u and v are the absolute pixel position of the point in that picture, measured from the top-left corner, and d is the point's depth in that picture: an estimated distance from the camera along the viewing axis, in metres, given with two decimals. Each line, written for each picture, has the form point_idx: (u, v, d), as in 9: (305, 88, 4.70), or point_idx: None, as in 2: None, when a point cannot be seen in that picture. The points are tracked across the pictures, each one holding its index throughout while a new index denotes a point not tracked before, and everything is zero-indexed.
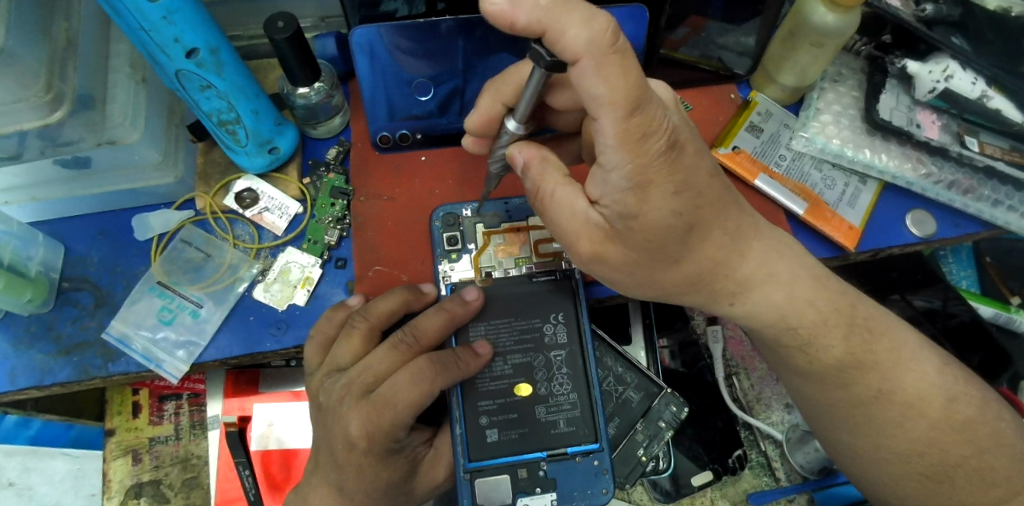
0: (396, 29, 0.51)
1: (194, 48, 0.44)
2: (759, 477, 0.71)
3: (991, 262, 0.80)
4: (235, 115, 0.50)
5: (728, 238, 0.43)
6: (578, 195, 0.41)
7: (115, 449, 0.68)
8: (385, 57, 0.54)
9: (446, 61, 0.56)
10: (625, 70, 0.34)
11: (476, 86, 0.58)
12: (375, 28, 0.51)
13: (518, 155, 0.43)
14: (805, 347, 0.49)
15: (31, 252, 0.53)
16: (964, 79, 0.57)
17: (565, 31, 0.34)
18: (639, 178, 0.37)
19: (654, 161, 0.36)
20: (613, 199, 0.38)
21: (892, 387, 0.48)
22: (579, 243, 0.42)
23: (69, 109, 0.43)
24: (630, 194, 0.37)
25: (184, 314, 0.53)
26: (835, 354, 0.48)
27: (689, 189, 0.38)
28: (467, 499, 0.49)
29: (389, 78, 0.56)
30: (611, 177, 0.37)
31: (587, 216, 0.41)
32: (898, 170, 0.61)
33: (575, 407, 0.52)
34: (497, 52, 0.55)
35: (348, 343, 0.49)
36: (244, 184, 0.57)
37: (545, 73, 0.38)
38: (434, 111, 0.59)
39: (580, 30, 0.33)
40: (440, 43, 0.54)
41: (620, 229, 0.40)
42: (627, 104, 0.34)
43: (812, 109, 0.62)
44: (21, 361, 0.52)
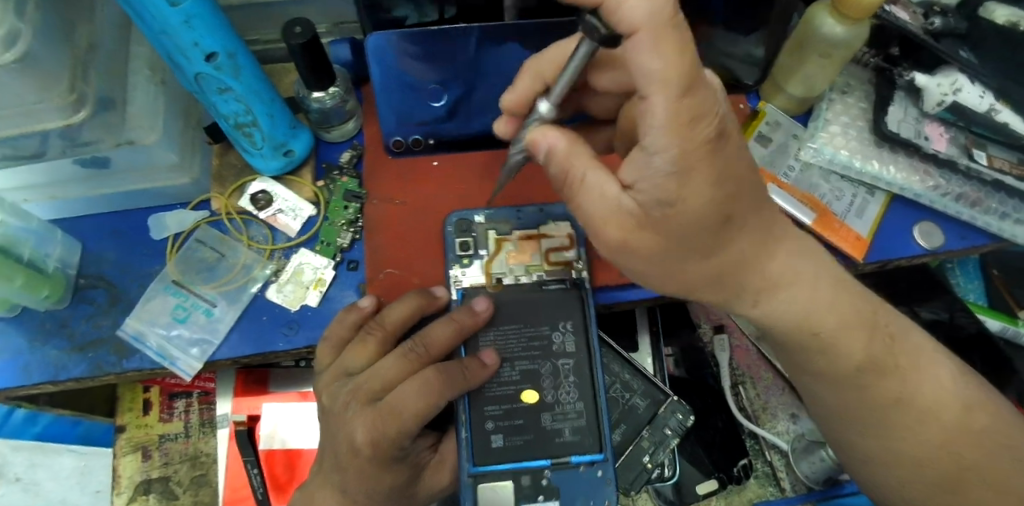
0: (405, 34, 0.53)
1: (213, 51, 0.45)
2: (764, 486, 0.71)
3: (998, 274, 0.79)
4: (252, 117, 0.51)
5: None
6: (610, 179, 0.37)
7: (125, 445, 0.69)
8: (396, 63, 0.55)
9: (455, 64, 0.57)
10: (679, 45, 0.31)
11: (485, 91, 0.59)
12: (387, 32, 0.52)
13: (543, 141, 0.39)
14: (825, 351, 0.45)
15: (49, 250, 0.53)
16: (972, 93, 0.58)
17: (622, 4, 0.31)
18: (683, 163, 0.33)
19: (701, 145, 0.33)
20: (652, 184, 0.35)
21: (912, 394, 0.46)
22: (606, 229, 0.38)
23: (91, 110, 0.44)
24: (673, 179, 0.34)
25: (198, 313, 0.54)
26: (855, 360, 0.45)
27: (730, 179, 0.35)
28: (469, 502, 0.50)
29: (400, 84, 0.57)
30: (655, 161, 0.34)
31: (618, 203, 0.37)
32: (905, 181, 0.61)
33: (580, 416, 0.52)
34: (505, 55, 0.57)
35: (361, 348, 0.51)
36: (259, 186, 0.58)
37: (594, 47, 0.36)
38: (446, 115, 0.59)
39: (638, 2, 0.30)
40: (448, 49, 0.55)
41: (655, 217, 0.36)
42: (681, 83, 0.31)
43: (821, 120, 0.63)
44: (37, 358, 0.53)
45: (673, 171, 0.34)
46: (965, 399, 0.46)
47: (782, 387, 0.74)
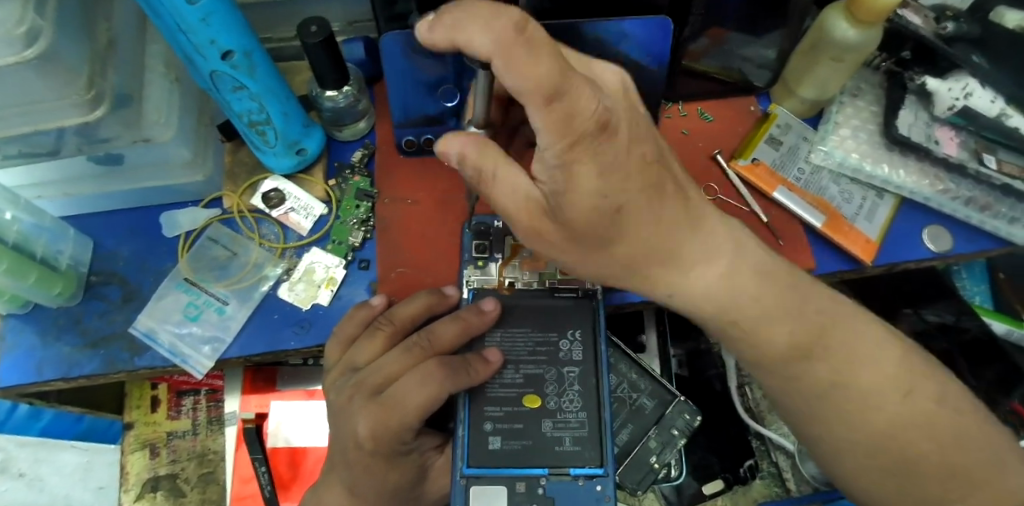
0: (414, 34, 0.49)
1: (229, 50, 0.45)
2: (769, 487, 0.72)
3: (1004, 277, 0.80)
4: (265, 116, 0.52)
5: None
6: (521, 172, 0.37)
7: (133, 442, 0.69)
8: (402, 63, 0.52)
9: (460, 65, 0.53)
10: (535, 56, 0.28)
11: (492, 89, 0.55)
12: (397, 34, 0.49)
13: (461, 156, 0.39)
14: (747, 338, 0.42)
15: (61, 247, 0.54)
16: (982, 97, 0.58)
17: (470, 40, 0.30)
18: (566, 158, 0.32)
19: (586, 137, 0.31)
20: (548, 176, 0.34)
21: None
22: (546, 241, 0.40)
23: (108, 108, 0.44)
24: (557, 171, 0.33)
25: (209, 311, 0.54)
26: (781, 345, 0.41)
27: (617, 171, 0.33)
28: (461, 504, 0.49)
29: (408, 84, 0.54)
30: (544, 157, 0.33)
31: (533, 195, 0.37)
32: (915, 185, 0.61)
33: (583, 426, 0.51)
34: None
35: (370, 343, 0.51)
36: (271, 184, 0.58)
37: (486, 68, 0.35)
38: (453, 114, 0.57)
39: (481, 38, 0.29)
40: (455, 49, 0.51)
41: (563, 217, 0.37)
42: (544, 93, 0.28)
43: (831, 123, 0.63)
44: (49, 354, 0.53)
45: (559, 165, 0.33)
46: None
47: None
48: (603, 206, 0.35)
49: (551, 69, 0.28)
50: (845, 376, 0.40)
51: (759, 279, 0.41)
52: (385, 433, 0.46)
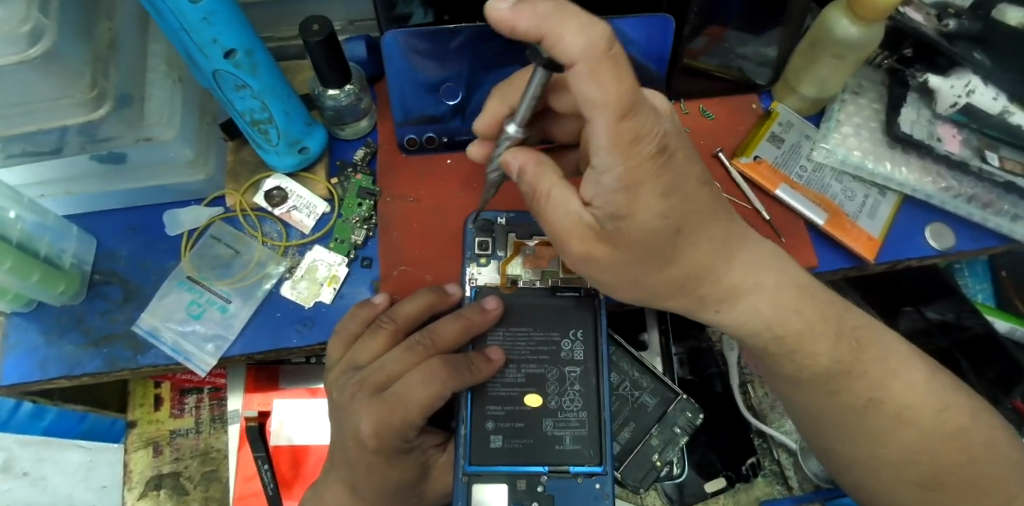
0: (411, 34, 0.51)
1: (231, 48, 0.45)
2: (771, 485, 0.72)
3: (1006, 275, 0.80)
4: (267, 114, 0.52)
5: (716, 241, 0.42)
6: (573, 196, 0.39)
7: (136, 440, 0.69)
8: (401, 63, 0.54)
9: (456, 64, 0.55)
10: (619, 76, 0.32)
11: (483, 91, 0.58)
12: (394, 33, 0.51)
13: (513, 160, 0.41)
14: (792, 355, 0.47)
15: (64, 245, 0.54)
16: (985, 95, 0.58)
17: (561, 38, 0.32)
18: (629, 180, 0.36)
19: (644, 162, 0.35)
20: (606, 200, 0.37)
21: (893, 387, 0.46)
22: (569, 243, 0.40)
23: (110, 107, 0.44)
24: (621, 194, 0.36)
25: (212, 309, 0.54)
26: (821, 363, 0.46)
27: (676, 192, 0.38)
28: (462, 500, 0.49)
29: (405, 84, 0.56)
30: (603, 180, 0.36)
31: (580, 217, 0.39)
32: (917, 183, 0.61)
33: (583, 425, 0.51)
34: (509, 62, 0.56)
35: (373, 341, 0.51)
36: (273, 183, 0.58)
37: (545, 73, 0.36)
38: (455, 114, 0.59)
39: (576, 37, 0.32)
40: (452, 47, 0.53)
41: (610, 231, 0.39)
42: (620, 109, 0.33)
43: (833, 121, 0.63)
44: (53, 352, 0.53)
45: (620, 187, 0.36)
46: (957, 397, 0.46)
47: None
48: (665, 225, 0.38)
49: (628, 88, 0.33)
50: (878, 395, 0.46)
51: (799, 293, 0.46)
52: (388, 430, 0.46)
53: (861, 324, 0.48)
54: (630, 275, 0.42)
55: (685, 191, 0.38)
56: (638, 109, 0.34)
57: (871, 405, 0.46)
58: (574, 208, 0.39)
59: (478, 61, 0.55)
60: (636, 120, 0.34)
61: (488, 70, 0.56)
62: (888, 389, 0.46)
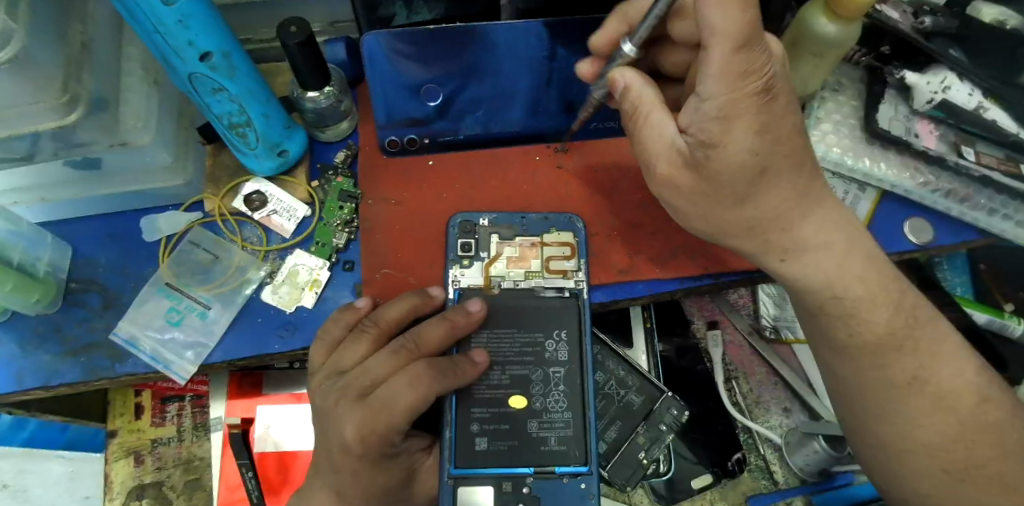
0: (394, 36, 0.52)
1: (207, 51, 0.44)
2: (757, 480, 0.72)
3: (985, 268, 0.81)
4: (246, 118, 0.51)
5: (791, 196, 0.42)
6: (669, 120, 0.42)
7: (117, 450, 0.68)
8: (384, 63, 0.54)
9: (441, 66, 0.56)
10: (744, 4, 0.34)
11: (471, 93, 0.58)
12: (374, 35, 0.52)
13: (620, 81, 0.44)
14: (847, 318, 0.45)
15: (39, 253, 0.53)
16: (960, 91, 0.59)
17: None
18: (728, 110, 0.37)
19: (749, 97, 0.37)
20: (700, 127, 0.39)
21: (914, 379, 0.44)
22: (656, 163, 0.43)
23: (83, 112, 0.43)
24: (717, 123, 0.38)
25: (191, 316, 0.53)
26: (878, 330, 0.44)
27: (771, 130, 0.38)
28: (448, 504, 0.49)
29: (388, 84, 0.56)
30: (704, 106, 0.38)
31: (674, 141, 0.42)
32: (895, 178, 0.62)
33: (568, 426, 0.51)
34: (499, 64, 0.56)
35: (356, 345, 0.50)
36: (252, 187, 0.58)
37: None
38: (437, 115, 0.59)
39: None
40: (440, 48, 0.54)
41: (699, 159, 0.40)
42: (735, 41, 0.35)
43: (813, 118, 0.64)
44: (28, 363, 0.52)
45: (719, 116, 0.37)
46: (981, 390, 0.44)
47: (775, 383, 0.75)
48: (751, 163, 0.39)
49: (744, 19, 0.34)
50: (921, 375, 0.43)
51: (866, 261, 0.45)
52: (374, 436, 0.46)
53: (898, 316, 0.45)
54: (705, 207, 0.44)
55: (779, 133, 0.39)
56: (752, 43, 0.35)
57: (915, 383, 0.43)
58: (669, 133, 0.42)
59: (462, 63, 0.56)
60: (749, 49, 0.35)
61: (472, 73, 0.56)
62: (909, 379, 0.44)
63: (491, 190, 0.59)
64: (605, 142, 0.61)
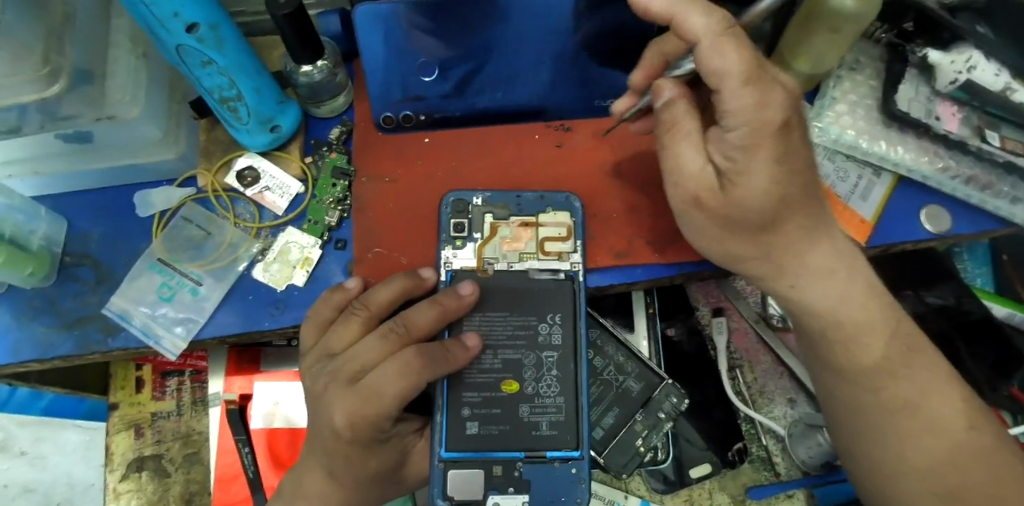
0: (415, 5, 0.50)
1: (194, 23, 0.43)
2: (759, 471, 0.71)
3: (1007, 259, 0.77)
4: (236, 92, 0.50)
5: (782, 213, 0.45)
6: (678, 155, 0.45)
7: (118, 423, 0.69)
8: (402, 35, 0.52)
9: (462, 41, 0.54)
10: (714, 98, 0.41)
11: (493, 70, 0.56)
12: (392, 4, 0.50)
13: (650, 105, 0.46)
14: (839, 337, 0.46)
15: (34, 226, 0.53)
16: (987, 70, 0.55)
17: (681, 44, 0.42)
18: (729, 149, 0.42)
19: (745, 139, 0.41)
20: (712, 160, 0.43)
21: (906, 389, 0.44)
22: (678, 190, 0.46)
23: (65, 84, 0.43)
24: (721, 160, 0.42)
25: (183, 292, 0.53)
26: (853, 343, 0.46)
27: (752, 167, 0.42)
28: (438, 489, 0.48)
29: (404, 58, 0.54)
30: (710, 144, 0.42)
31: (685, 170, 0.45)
32: (913, 163, 0.59)
33: (560, 411, 0.50)
34: (525, 38, 0.54)
35: (346, 328, 0.50)
36: (245, 162, 0.57)
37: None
38: (454, 93, 0.57)
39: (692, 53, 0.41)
40: (461, 20, 0.52)
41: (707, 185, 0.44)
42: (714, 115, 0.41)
43: (828, 98, 0.61)
44: (24, 335, 0.52)
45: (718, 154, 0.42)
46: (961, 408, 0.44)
47: (780, 372, 0.73)
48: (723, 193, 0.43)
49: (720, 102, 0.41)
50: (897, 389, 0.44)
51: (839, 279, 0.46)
52: (362, 421, 0.45)
53: (876, 330, 0.46)
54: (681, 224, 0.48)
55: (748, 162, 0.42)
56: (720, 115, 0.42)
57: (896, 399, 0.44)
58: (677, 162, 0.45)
59: (482, 39, 0.54)
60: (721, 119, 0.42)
61: (493, 50, 0.55)
62: (900, 385, 0.45)
63: (489, 169, 0.57)
64: (606, 120, 0.59)
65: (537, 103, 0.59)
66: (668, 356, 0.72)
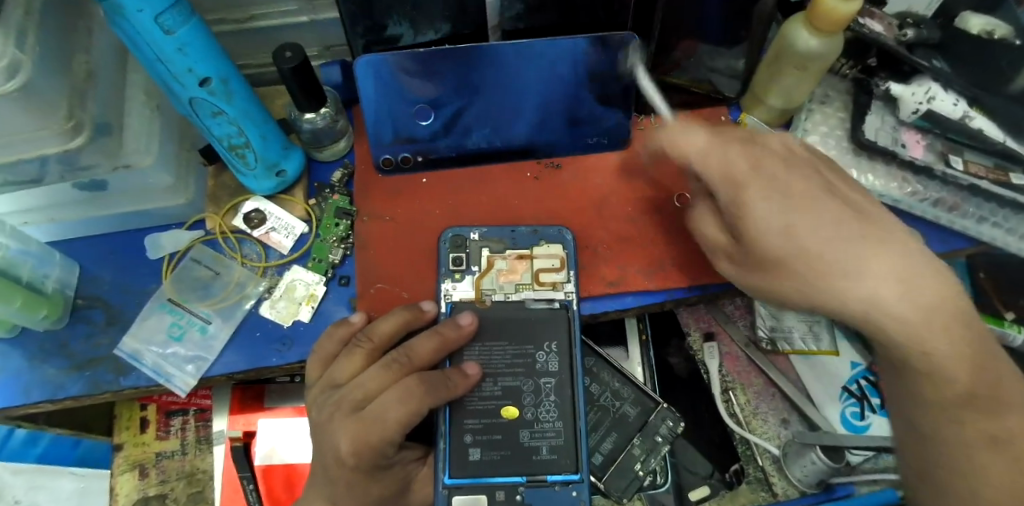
0: (401, 54, 0.53)
1: (206, 77, 0.47)
2: (756, 492, 0.72)
3: (984, 276, 0.81)
4: (245, 139, 0.53)
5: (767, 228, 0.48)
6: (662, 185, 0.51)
7: (122, 463, 0.69)
8: (390, 79, 0.56)
9: (448, 83, 0.56)
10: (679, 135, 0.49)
11: (480, 107, 0.58)
12: (380, 53, 0.53)
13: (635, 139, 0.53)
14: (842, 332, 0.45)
15: (47, 271, 0.55)
16: (945, 100, 0.59)
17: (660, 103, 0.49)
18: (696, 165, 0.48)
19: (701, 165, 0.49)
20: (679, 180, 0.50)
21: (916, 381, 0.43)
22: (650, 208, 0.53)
23: (88, 136, 0.46)
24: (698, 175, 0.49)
25: (192, 331, 0.55)
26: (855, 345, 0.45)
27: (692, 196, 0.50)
28: None
29: (393, 100, 0.57)
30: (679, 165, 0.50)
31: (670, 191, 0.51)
32: (884, 188, 0.62)
33: (559, 435, 0.52)
34: (512, 81, 0.57)
35: (350, 360, 0.51)
36: (251, 205, 0.60)
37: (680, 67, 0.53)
38: (442, 132, 0.60)
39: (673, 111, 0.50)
40: (447, 66, 0.55)
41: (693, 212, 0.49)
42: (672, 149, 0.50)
43: (800, 131, 0.65)
44: (35, 377, 0.53)
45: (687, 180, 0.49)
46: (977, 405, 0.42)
47: (773, 393, 0.75)
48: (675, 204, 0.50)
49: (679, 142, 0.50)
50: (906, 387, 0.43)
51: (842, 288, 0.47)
52: (368, 448, 0.47)
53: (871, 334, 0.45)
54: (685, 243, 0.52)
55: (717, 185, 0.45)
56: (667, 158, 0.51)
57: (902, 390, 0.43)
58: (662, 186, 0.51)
59: (464, 79, 0.56)
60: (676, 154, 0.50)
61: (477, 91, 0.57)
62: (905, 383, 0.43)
63: (484, 205, 0.60)
64: (592, 157, 0.62)
65: (526, 144, 0.61)
66: (664, 382, 0.75)
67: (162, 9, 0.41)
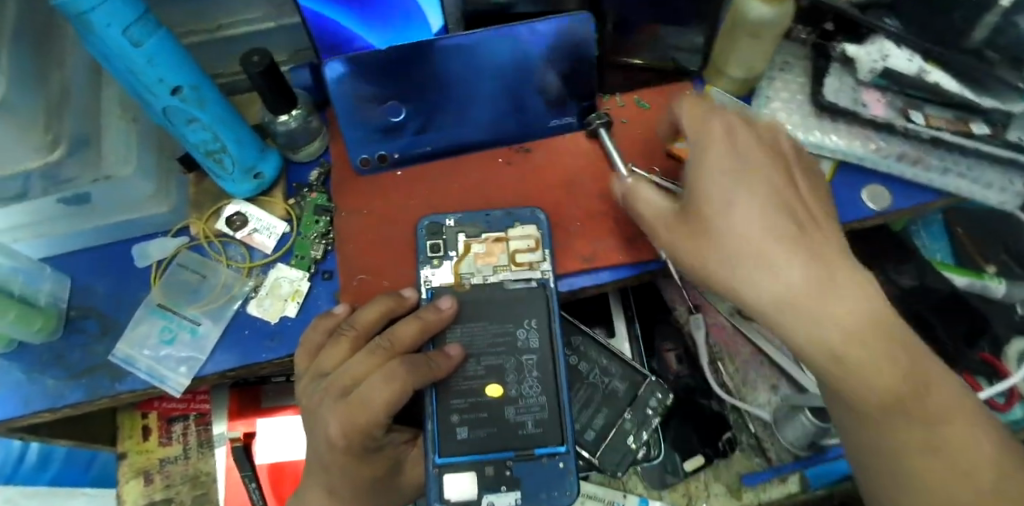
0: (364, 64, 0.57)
1: (177, 86, 0.49)
2: (750, 458, 0.73)
3: (963, 232, 0.83)
4: (220, 145, 0.55)
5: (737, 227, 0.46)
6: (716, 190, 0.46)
7: (128, 471, 0.71)
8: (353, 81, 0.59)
9: (409, 86, 0.60)
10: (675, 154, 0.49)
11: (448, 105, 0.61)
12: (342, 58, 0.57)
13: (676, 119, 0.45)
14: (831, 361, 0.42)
15: (39, 286, 0.56)
16: (899, 57, 0.62)
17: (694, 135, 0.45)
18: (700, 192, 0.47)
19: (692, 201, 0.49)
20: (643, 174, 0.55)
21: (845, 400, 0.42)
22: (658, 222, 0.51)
23: (66, 150, 0.48)
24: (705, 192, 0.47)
25: (183, 333, 0.57)
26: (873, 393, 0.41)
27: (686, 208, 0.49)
28: (435, 494, 0.51)
29: (354, 103, 0.60)
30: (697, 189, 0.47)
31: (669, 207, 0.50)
32: (847, 148, 0.63)
33: (544, 409, 0.54)
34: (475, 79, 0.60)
35: (336, 349, 0.53)
36: (233, 208, 0.61)
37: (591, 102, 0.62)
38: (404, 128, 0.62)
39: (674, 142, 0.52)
40: (407, 69, 0.59)
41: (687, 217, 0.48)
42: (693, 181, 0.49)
43: (763, 98, 0.66)
44: (35, 387, 0.55)
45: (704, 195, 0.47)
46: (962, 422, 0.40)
47: (761, 362, 0.76)
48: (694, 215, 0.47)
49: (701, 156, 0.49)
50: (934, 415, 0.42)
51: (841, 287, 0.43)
52: (357, 431, 0.48)
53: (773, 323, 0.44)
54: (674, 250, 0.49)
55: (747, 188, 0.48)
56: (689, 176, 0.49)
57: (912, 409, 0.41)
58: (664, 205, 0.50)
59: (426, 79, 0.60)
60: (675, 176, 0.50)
61: (444, 89, 0.61)
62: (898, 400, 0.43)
63: (454, 192, 0.62)
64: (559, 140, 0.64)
65: (488, 136, 0.63)
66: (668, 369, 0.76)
67: (129, 24, 0.43)
